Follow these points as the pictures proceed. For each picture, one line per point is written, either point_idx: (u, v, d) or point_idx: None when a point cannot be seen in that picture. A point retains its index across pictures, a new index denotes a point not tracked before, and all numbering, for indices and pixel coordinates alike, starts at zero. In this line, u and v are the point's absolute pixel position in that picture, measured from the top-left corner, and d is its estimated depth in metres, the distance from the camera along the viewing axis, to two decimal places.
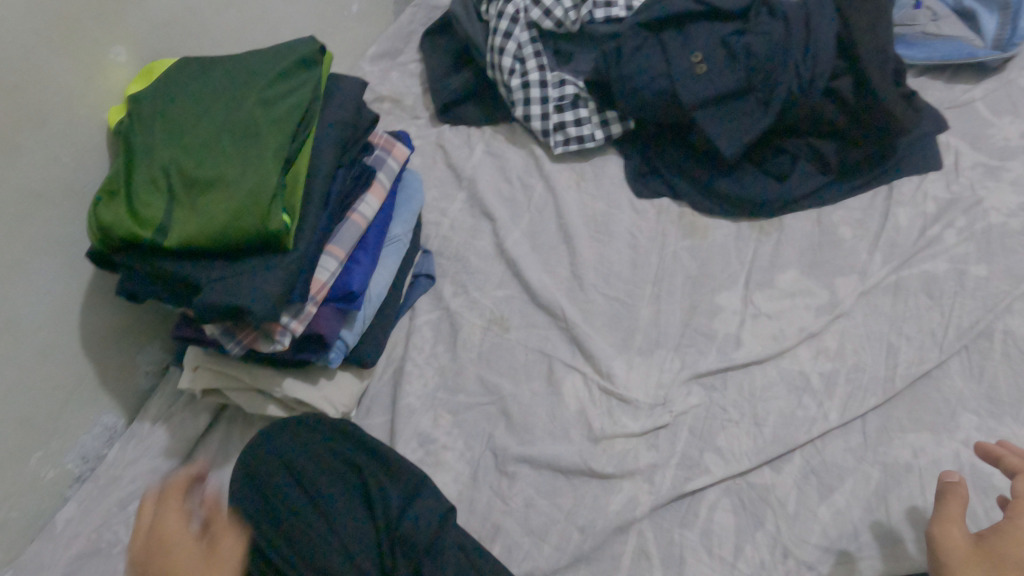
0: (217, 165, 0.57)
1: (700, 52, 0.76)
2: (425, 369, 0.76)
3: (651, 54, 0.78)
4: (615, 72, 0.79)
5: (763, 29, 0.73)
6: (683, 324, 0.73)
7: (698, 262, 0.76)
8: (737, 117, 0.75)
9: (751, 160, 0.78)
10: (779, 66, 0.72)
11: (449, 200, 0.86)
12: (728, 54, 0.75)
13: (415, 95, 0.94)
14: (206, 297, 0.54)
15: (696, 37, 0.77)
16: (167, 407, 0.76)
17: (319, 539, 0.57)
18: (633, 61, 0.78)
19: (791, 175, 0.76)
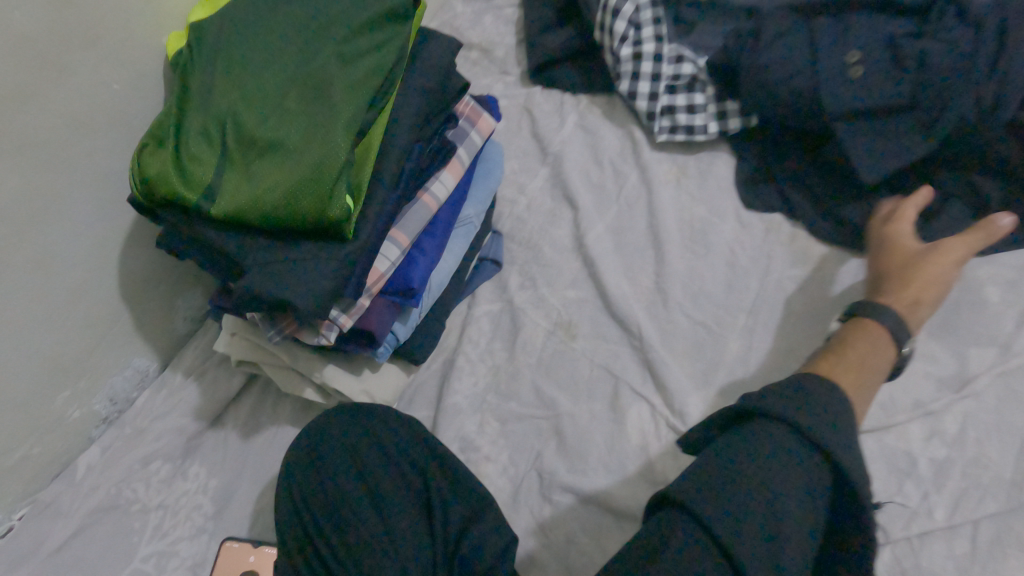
0: (278, 126, 0.49)
1: (861, 50, 0.63)
2: (478, 367, 0.69)
3: (797, 44, 0.65)
4: (749, 60, 0.67)
5: (947, 36, 0.60)
6: (775, 368, 0.63)
7: (804, 298, 0.66)
8: (890, 136, 0.63)
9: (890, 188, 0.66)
10: (958, 83, 0.59)
11: (529, 176, 0.77)
12: (894, 58, 0.62)
13: (508, 46, 0.84)
14: (250, 283, 0.47)
15: (856, 30, 0.64)
16: (202, 360, 0.71)
17: (369, 539, 0.51)
18: (774, 49, 0.66)
19: (941, 214, 0.64)
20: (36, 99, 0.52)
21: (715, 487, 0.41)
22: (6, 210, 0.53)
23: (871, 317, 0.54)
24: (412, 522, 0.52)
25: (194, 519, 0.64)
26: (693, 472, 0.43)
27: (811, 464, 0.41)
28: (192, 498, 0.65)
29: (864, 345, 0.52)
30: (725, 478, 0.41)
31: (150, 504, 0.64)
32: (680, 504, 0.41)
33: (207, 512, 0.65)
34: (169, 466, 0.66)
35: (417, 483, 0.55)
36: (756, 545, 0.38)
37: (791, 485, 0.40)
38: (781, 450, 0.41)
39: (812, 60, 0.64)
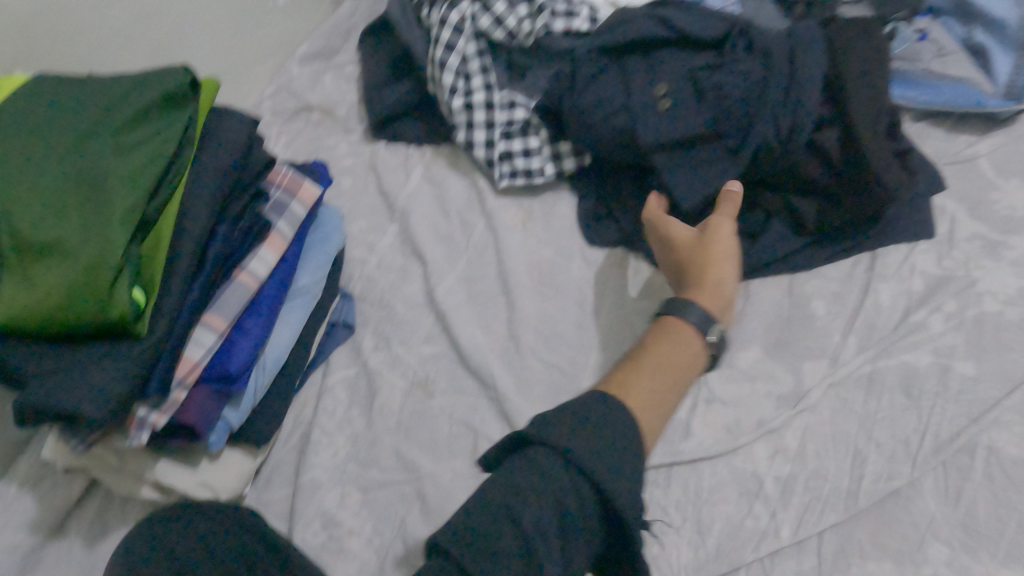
0: (49, 225, 0.46)
1: (668, 84, 0.67)
2: (336, 437, 0.67)
3: (609, 84, 0.69)
4: (568, 103, 0.70)
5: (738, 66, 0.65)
6: None
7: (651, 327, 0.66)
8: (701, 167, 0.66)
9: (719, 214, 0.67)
10: (757, 111, 0.63)
11: (378, 234, 0.76)
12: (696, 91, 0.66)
13: (350, 104, 0.83)
14: (35, 398, 0.44)
15: (660, 65, 0.68)
16: (38, 467, 0.66)
17: None
18: (592, 91, 0.68)
19: (764, 235, 0.66)
20: None
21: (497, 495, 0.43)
22: None
23: (673, 317, 0.55)
24: None
25: None
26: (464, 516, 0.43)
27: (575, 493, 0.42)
28: None
29: (667, 353, 0.53)
30: (499, 514, 0.42)
31: None
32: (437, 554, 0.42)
33: None
34: None
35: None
36: None
37: (541, 515, 0.41)
38: (547, 472, 0.43)
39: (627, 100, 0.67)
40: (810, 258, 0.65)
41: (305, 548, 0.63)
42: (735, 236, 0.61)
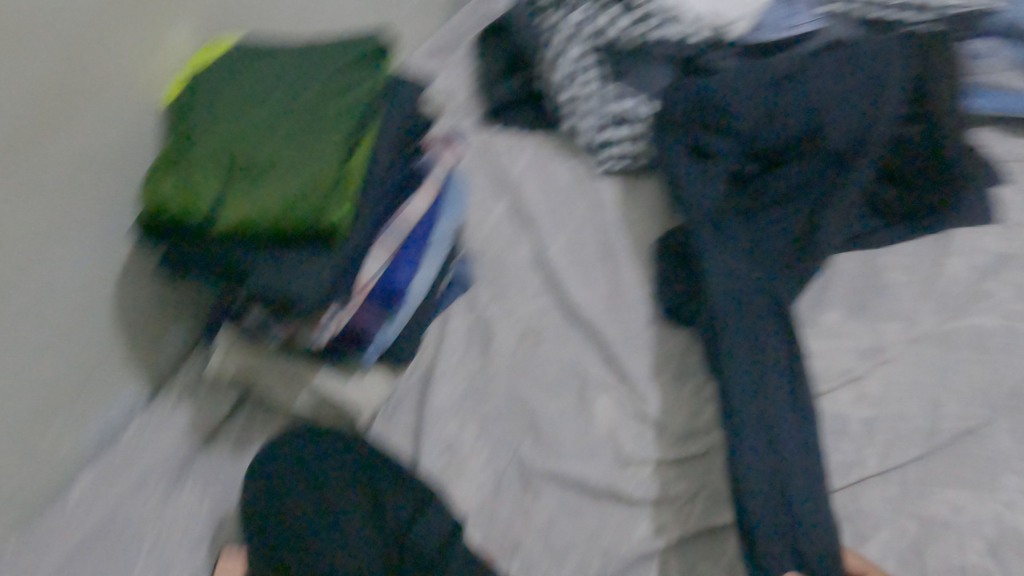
0: (276, 152, 0.57)
1: (778, 103, 0.74)
2: (454, 375, 0.75)
3: (729, 85, 0.76)
4: (690, 102, 0.77)
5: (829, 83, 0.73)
6: None
7: None
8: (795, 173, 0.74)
9: (817, 198, 0.73)
10: (847, 104, 0.73)
11: (491, 205, 0.85)
12: (807, 100, 0.74)
13: (465, 96, 0.94)
14: (259, 282, 0.55)
15: (759, 89, 0.75)
16: (191, 386, 0.75)
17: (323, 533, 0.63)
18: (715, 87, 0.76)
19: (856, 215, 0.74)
20: (53, 133, 0.57)
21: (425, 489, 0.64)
22: (16, 242, 0.57)
23: None
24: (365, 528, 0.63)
25: (189, 534, 0.67)
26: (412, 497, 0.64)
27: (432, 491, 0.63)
28: (185, 516, 0.67)
29: None
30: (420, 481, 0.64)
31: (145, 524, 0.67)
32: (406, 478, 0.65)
33: (201, 527, 0.67)
34: (164, 486, 0.69)
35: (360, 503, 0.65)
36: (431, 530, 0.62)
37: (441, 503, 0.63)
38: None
39: (731, 94, 0.75)
40: (889, 234, 0.73)
41: (429, 469, 0.70)
42: None
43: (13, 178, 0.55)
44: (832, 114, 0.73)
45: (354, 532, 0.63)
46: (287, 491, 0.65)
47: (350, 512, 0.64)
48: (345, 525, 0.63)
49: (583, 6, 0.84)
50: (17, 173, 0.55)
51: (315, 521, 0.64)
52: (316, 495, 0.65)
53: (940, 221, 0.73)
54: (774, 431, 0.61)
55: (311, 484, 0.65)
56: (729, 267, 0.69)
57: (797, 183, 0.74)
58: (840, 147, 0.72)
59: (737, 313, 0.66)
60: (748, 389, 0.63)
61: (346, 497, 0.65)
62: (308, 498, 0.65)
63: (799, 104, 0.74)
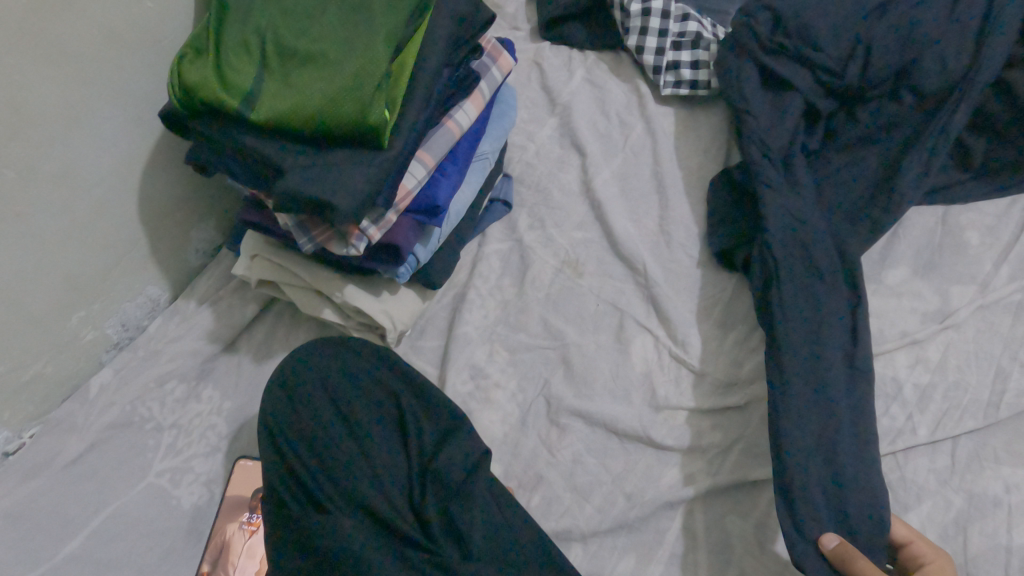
0: (317, 41, 0.51)
1: (864, 36, 0.67)
2: (487, 301, 0.72)
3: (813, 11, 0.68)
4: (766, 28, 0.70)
5: (926, 16, 0.65)
6: None
7: None
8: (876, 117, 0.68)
9: (896, 144, 0.67)
10: (947, 40, 0.64)
11: (538, 124, 0.80)
12: (899, 35, 0.66)
13: (519, 4, 0.87)
14: (292, 183, 0.49)
15: (845, 17, 0.68)
16: (215, 290, 0.72)
17: (342, 453, 0.57)
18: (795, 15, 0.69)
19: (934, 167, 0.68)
20: (81, 2, 0.52)
21: (450, 415, 0.61)
22: (38, 118, 0.53)
23: None
24: (392, 449, 0.59)
25: (208, 437, 0.66)
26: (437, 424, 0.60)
27: (459, 420, 0.60)
28: (206, 419, 0.67)
29: None
30: (447, 410, 0.61)
31: (164, 423, 0.66)
32: (433, 403, 0.61)
33: (221, 431, 0.66)
34: (184, 387, 0.67)
35: (386, 425, 0.60)
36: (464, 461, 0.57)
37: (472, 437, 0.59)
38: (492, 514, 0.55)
39: (816, 20, 0.68)
40: (970, 191, 0.68)
41: (454, 394, 0.67)
42: None
43: (37, 49, 0.51)
44: (928, 48, 0.65)
45: (376, 445, 0.58)
46: (308, 395, 0.61)
47: (373, 424, 0.60)
48: (367, 439, 0.59)
49: None
50: (40, 41, 0.51)
51: (335, 430, 0.59)
52: (337, 409, 0.60)
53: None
54: (828, 390, 0.57)
55: (331, 397, 0.61)
56: (794, 212, 0.64)
57: (876, 125, 0.68)
58: (936, 86, 0.65)
59: (797, 261, 0.62)
60: (802, 343, 0.59)
61: (371, 412, 0.61)
62: (328, 403, 0.60)
63: (893, 34, 0.66)
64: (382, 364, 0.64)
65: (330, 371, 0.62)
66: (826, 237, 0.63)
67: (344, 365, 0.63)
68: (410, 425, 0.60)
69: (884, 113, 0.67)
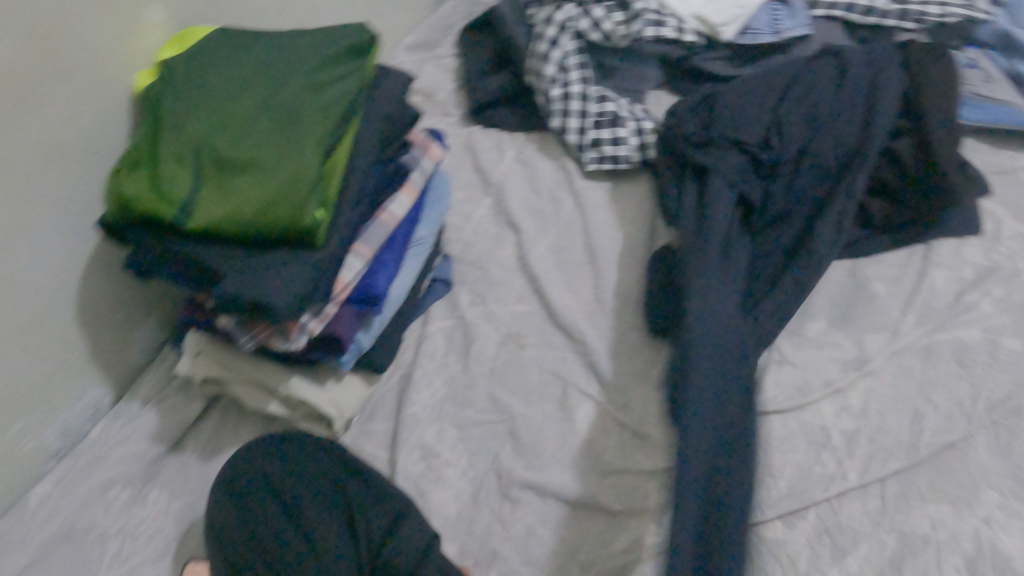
0: (250, 148, 0.54)
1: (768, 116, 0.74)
2: (434, 379, 0.73)
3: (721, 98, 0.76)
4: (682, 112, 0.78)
5: (818, 96, 0.74)
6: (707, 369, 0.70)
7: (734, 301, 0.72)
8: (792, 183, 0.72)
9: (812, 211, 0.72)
10: (841, 113, 0.72)
11: (474, 205, 0.83)
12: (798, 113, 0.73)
13: (449, 91, 0.92)
14: (230, 287, 0.51)
15: (749, 101, 0.75)
16: (159, 388, 0.72)
17: (293, 555, 0.59)
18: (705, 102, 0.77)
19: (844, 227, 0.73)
20: (14, 124, 0.53)
21: (394, 499, 0.61)
22: None
23: None
24: (342, 545, 0.60)
25: (156, 541, 0.64)
26: (383, 511, 0.61)
27: (402, 504, 0.60)
28: (152, 523, 0.65)
29: None
30: (391, 495, 0.61)
31: (110, 530, 0.64)
32: (379, 489, 0.62)
33: (169, 534, 0.65)
34: (130, 491, 0.66)
35: (336, 520, 0.61)
36: (410, 548, 0.57)
37: (416, 521, 0.59)
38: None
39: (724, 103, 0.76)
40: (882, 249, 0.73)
41: (406, 476, 0.68)
42: None
43: None
44: (825, 121, 0.72)
45: (327, 543, 0.60)
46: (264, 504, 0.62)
47: (323, 524, 0.61)
48: (318, 538, 0.60)
49: (571, 5, 0.84)
50: None
51: (286, 532, 0.60)
52: (288, 511, 0.62)
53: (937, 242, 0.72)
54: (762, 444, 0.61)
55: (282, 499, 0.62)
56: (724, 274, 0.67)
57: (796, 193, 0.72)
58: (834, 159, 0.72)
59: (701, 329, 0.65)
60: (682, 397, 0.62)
61: (320, 508, 0.62)
62: (281, 511, 0.62)
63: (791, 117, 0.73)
64: (329, 455, 0.65)
65: (280, 471, 0.64)
66: (750, 310, 0.67)
67: (293, 463, 0.64)
68: (359, 518, 0.61)
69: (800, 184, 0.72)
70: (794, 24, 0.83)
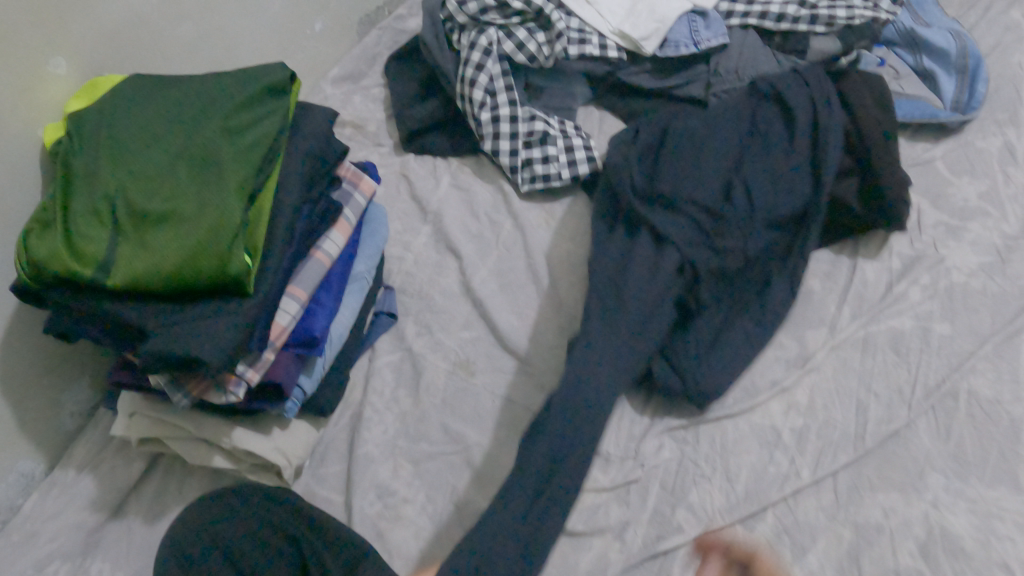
0: (168, 199, 0.52)
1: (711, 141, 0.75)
2: (385, 415, 0.71)
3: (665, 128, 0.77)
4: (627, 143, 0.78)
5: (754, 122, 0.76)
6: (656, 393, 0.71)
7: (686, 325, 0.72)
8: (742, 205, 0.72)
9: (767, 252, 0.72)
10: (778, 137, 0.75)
11: (413, 234, 0.82)
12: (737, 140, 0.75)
13: (379, 121, 0.91)
14: (159, 344, 0.49)
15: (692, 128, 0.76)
16: (95, 453, 0.68)
17: None
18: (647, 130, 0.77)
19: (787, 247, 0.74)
20: None
21: (354, 546, 0.59)
22: None
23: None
24: None
25: None
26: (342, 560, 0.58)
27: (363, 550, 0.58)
28: None
29: None
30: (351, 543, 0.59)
31: None
32: (336, 538, 0.59)
33: None
34: (68, 566, 0.62)
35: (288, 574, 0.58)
36: None
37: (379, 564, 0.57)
38: None
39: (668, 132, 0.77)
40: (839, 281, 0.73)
41: (363, 518, 0.66)
42: None
43: None
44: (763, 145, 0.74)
45: None
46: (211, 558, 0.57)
47: None
48: None
49: (493, 27, 0.84)
50: None
51: None
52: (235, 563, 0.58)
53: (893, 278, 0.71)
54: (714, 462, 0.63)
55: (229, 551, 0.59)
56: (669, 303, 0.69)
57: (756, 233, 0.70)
58: (787, 201, 0.72)
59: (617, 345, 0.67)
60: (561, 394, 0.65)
61: (272, 561, 0.59)
62: (228, 569, 0.57)
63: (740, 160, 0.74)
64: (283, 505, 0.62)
65: (228, 524, 0.60)
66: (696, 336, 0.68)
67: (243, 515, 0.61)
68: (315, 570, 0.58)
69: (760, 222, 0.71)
70: (712, 34, 0.84)
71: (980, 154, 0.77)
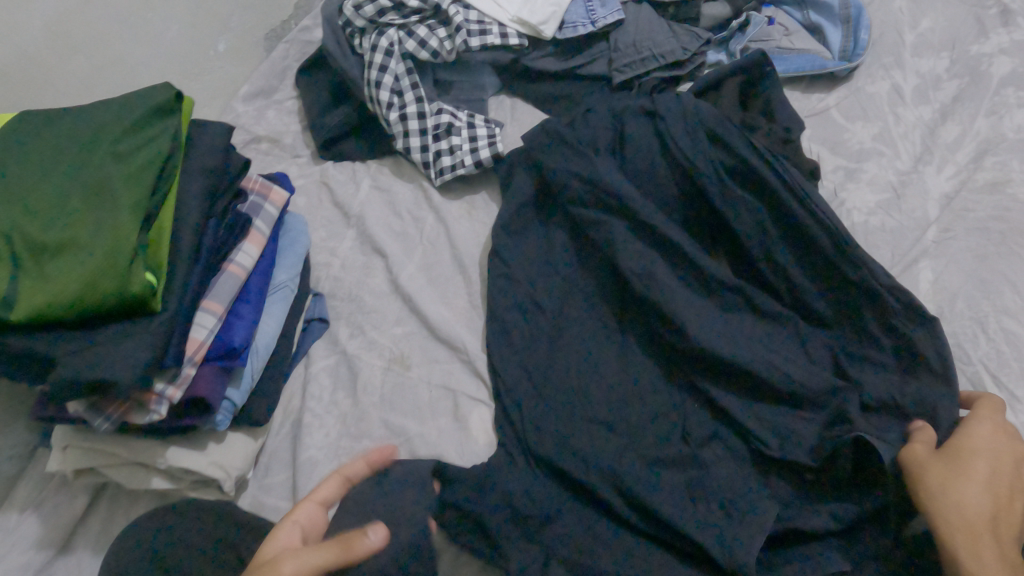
0: (66, 229, 0.52)
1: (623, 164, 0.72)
2: (326, 419, 0.72)
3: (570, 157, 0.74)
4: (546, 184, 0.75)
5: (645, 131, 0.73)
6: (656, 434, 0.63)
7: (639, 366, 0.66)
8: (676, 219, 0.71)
9: (788, 311, 0.64)
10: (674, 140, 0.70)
11: (338, 239, 0.83)
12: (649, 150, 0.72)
13: (295, 133, 0.92)
14: (69, 372, 0.49)
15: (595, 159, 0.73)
16: (37, 492, 0.68)
17: None
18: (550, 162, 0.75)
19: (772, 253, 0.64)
20: None
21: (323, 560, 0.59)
22: None
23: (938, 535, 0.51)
24: None
25: None
26: None
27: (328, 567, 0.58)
28: None
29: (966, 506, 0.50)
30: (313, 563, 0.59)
31: None
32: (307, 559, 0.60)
33: None
34: None
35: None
36: None
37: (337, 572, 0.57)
38: None
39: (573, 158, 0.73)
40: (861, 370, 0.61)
41: None
42: (955, 493, 0.50)
43: None
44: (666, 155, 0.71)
45: None
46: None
47: None
48: None
49: (393, 28, 0.85)
50: None
51: None
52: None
53: (926, 380, 0.59)
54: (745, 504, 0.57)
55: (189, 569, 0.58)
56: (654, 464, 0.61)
57: (773, 250, 0.65)
58: (713, 219, 0.69)
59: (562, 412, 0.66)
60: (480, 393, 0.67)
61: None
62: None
63: (703, 139, 0.69)
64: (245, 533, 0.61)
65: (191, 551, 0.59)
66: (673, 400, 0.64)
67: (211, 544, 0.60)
68: None
69: (744, 228, 0.66)
70: (608, 12, 0.87)
71: (871, 98, 0.80)
